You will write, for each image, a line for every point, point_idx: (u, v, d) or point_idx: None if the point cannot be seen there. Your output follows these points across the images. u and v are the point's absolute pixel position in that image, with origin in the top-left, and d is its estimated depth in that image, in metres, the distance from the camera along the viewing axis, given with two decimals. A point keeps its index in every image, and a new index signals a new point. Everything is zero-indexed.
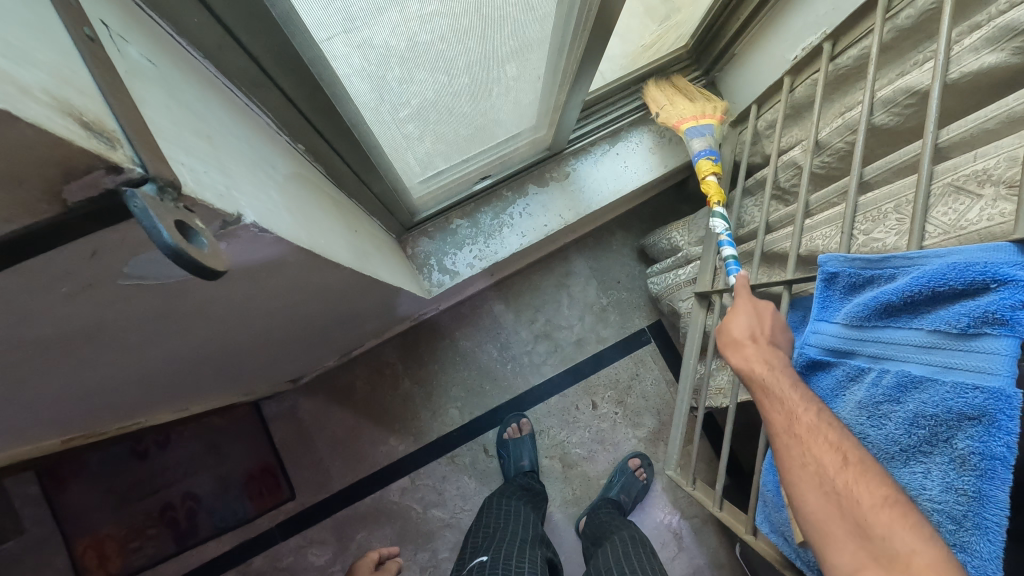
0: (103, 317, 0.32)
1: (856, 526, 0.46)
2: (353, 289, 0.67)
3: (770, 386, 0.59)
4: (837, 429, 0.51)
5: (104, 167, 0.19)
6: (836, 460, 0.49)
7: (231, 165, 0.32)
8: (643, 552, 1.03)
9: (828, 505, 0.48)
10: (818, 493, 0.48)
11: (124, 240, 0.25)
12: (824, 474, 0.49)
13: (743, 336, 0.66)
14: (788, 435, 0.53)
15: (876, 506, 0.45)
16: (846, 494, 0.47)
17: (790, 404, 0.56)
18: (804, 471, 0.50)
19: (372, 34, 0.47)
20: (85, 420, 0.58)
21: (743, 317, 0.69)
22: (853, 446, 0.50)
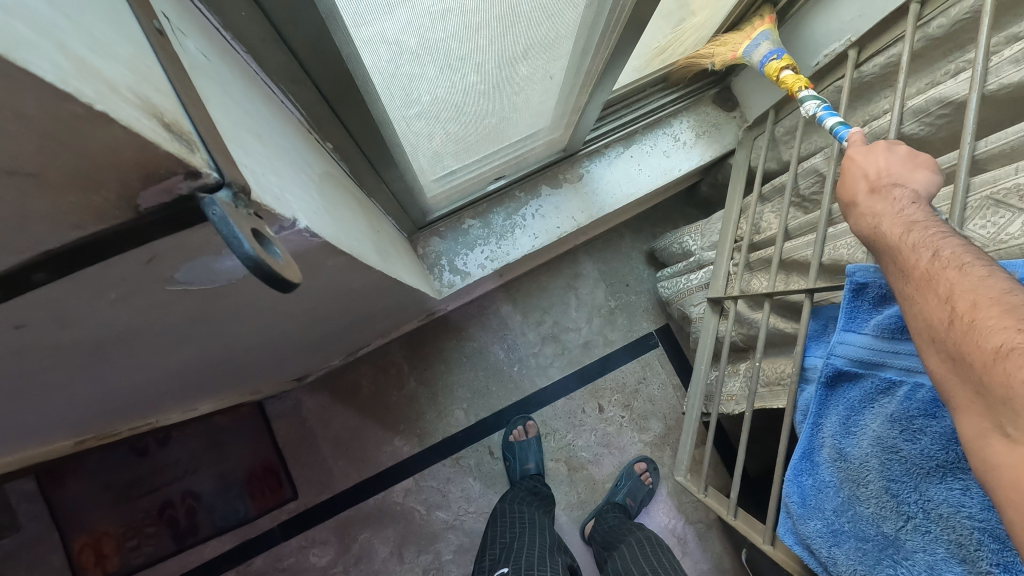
0: (140, 321, 0.31)
1: (976, 390, 0.38)
2: (374, 290, 0.66)
3: (882, 239, 0.51)
4: (954, 271, 0.42)
5: (184, 172, 0.18)
6: (945, 314, 0.41)
7: (280, 166, 0.31)
8: (659, 552, 1.03)
9: (947, 369, 0.41)
10: (940, 357, 0.42)
11: (182, 245, 0.24)
12: (936, 336, 0.42)
13: (857, 185, 0.57)
14: (908, 289, 0.46)
15: (991, 360, 0.36)
16: (958, 353, 0.39)
17: (903, 254, 0.48)
18: (923, 325, 0.43)
19: (387, 27, 0.44)
20: (97, 422, 0.56)
21: (858, 163, 0.58)
22: (976, 284, 0.40)
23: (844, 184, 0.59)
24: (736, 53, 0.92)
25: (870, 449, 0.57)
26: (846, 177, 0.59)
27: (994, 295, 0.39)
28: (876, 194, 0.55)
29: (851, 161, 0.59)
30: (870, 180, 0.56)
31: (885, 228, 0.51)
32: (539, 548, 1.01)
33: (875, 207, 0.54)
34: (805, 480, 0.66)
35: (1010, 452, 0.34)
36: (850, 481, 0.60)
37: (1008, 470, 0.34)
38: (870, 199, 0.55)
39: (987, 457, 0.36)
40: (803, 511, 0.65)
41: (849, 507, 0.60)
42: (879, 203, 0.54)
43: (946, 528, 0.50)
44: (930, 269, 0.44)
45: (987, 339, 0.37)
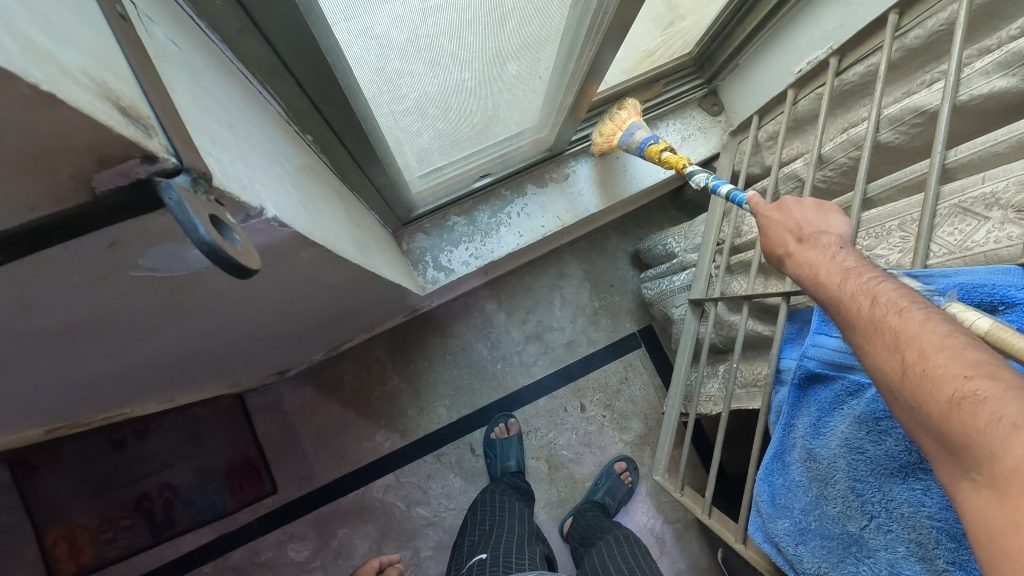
0: (107, 308, 0.31)
1: (936, 438, 0.36)
2: (353, 285, 0.66)
3: (820, 287, 0.52)
4: (896, 317, 0.42)
5: (140, 156, 0.18)
6: (896, 364, 0.40)
7: (250, 155, 0.31)
8: (637, 551, 1.03)
9: (908, 419, 0.39)
10: (899, 408, 0.40)
11: (146, 231, 0.24)
12: (889, 385, 0.41)
13: (784, 238, 0.58)
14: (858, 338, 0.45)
15: (946, 410, 0.35)
16: (911, 402, 0.38)
17: (844, 303, 0.48)
18: (877, 376, 0.42)
19: (373, 24, 0.45)
20: (69, 410, 0.56)
21: (778, 217, 0.60)
22: (920, 330, 0.40)
23: (768, 239, 0.60)
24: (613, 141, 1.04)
25: (837, 450, 0.58)
26: (768, 232, 0.61)
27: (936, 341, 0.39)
28: (806, 243, 0.56)
29: (768, 217, 0.61)
30: (793, 232, 0.58)
31: (822, 274, 0.52)
32: (518, 538, 1.01)
33: (804, 255, 0.55)
34: (775, 480, 0.67)
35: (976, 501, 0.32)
36: (817, 481, 0.61)
37: (975, 518, 0.32)
38: (800, 249, 0.56)
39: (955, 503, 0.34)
40: (772, 509, 0.66)
41: (815, 506, 0.61)
42: (810, 251, 0.55)
43: (906, 527, 0.51)
44: (874, 316, 0.44)
45: (941, 390, 0.36)
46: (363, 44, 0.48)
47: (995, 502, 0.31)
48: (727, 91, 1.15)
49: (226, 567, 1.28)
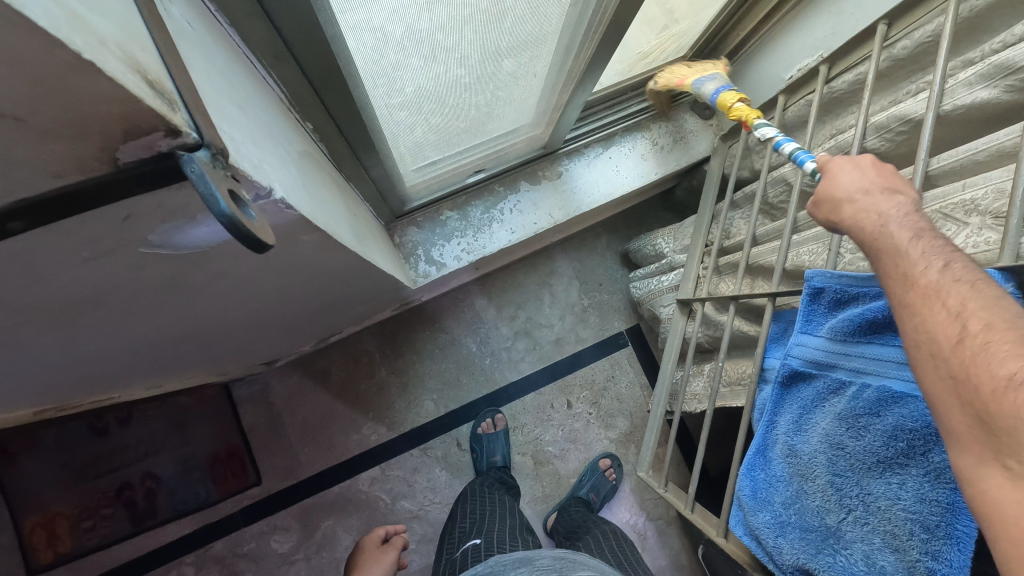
0: (111, 285, 0.31)
1: (975, 420, 0.37)
2: (348, 274, 0.66)
3: (879, 247, 0.48)
4: (967, 286, 0.41)
5: (165, 129, 0.19)
6: (954, 332, 0.40)
7: (258, 137, 0.32)
8: (623, 545, 1.06)
9: (947, 390, 0.40)
10: (938, 379, 0.40)
11: (159, 206, 0.24)
12: (938, 353, 0.40)
13: (848, 185, 0.53)
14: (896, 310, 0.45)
15: (1001, 391, 0.36)
16: (964, 375, 0.38)
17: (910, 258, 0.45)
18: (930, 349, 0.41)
19: (370, 18, 0.46)
20: (59, 392, 0.55)
21: (844, 169, 0.54)
22: (988, 304, 0.39)
23: (829, 182, 0.54)
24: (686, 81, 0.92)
25: (818, 446, 0.60)
26: (829, 177, 0.54)
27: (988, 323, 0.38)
28: (875, 191, 0.51)
29: (830, 167, 0.55)
30: (863, 178, 0.53)
31: (892, 227, 0.48)
32: (508, 526, 1.03)
33: (865, 211, 0.50)
34: (757, 475, 0.69)
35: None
36: (798, 475, 0.62)
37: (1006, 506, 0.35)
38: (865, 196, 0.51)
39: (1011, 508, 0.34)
40: (754, 503, 0.68)
41: (796, 500, 0.62)
42: (880, 202, 0.50)
43: (882, 519, 0.52)
44: (938, 280, 0.42)
45: (1000, 367, 0.36)
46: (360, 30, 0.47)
47: None
48: None
49: (208, 558, 1.28)
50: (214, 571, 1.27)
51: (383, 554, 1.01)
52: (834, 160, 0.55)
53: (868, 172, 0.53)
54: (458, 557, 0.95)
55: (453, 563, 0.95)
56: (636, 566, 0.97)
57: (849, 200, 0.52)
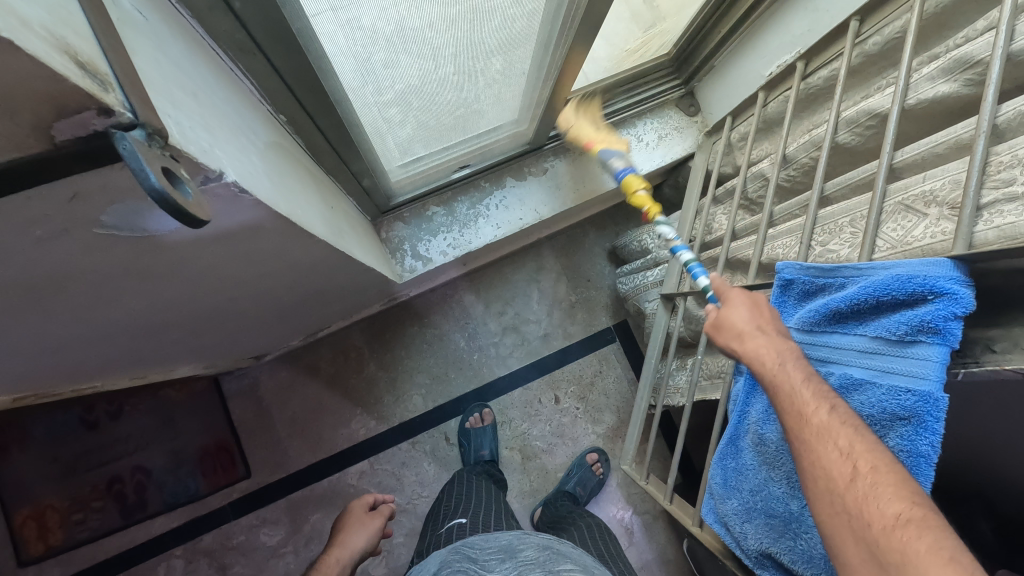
0: (70, 267, 0.32)
1: (866, 553, 0.41)
2: (326, 266, 0.67)
3: (776, 384, 0.51)
4: (851, 429, 0.46)
5: (96, 108, 0.20)
6: (845, 470, 0.44)
7: (214, 125, 0.33)
8: (605, 538, 1.07)
9: (839, 521, 0.43)
10: (829, 511, 0.44)
11: (105, 186, 0.25)
12: (832, 488, 0.44)
13: (742, 322, 0.57)
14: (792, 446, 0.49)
15: (891, 527, 0.40)
16: (856, 511, 0.42)
17: (802, 395, 0.50)
18: (822, 484, 0.45)
19: (358, 15, 0.49)
20: (38, 379, 0.57)
21: (736, 306, 0.59)
22: (869, 446, 0.44)
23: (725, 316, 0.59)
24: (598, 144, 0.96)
25: (785, 434, 0.61)
26: (726, 312, 0.59)
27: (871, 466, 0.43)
28: (765, 330, 0.56)
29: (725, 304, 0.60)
30: (754, 317, 0.57)
31: (788, 365, 0.52)
32: (493, 512, 1.04)
33: (761, 348, 0.54)
34: (728, 463, 0.70)
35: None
36: (766, 463, 0.63)
37: None
38: (757, 334, 0.56)
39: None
40: (725, 491, 0.69)
41: (763, 487, 0.63)
42: (772, 341, 0.55)
43: None
44: (827, 420, 0.47)
45: (887, 508, 0.41)
46: (331, 16, 0.48)
47: None
48: (703, 92, 1.18)
49: (197, 551, 1.29)
50: (204, 564, 1.29)
51: (370, 521, 1.00)
52: (730, 296, 0.60)
53: (758, 311, 0.58)
54: (443, 533, 0.96)
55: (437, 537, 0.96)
56: (616, 559, 0.98)
57: (743, 337, 0.56)
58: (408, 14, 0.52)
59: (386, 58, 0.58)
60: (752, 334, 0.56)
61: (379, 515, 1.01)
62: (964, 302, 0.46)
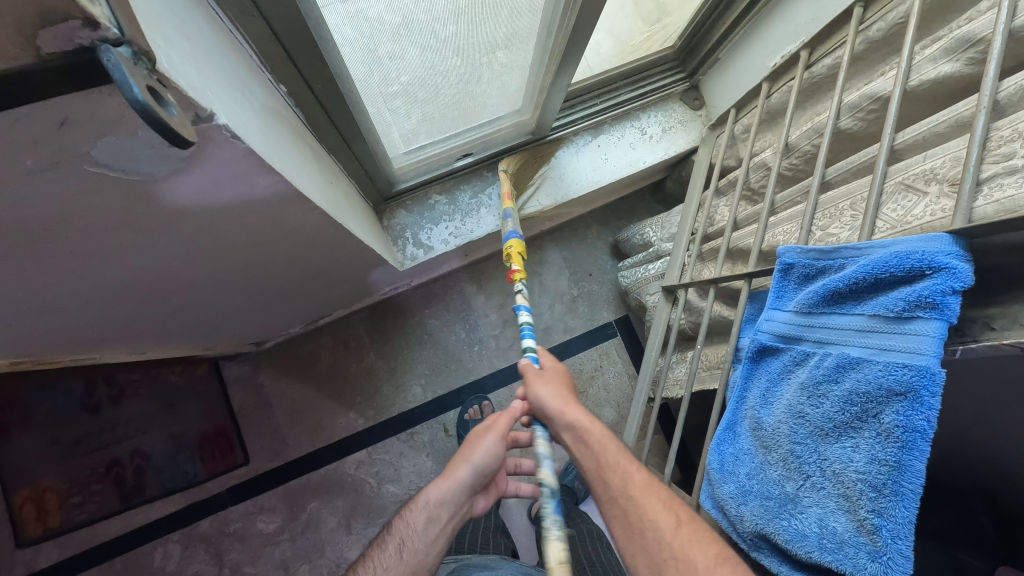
0: (63, 211, 0.33)
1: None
2: (324, 242, 0.68)
3: (601, 449, 0.66)
4: (663, 492, 0.60)
5: (81, 18, 0.21)
6: (668, 521, 0.57)
7: (208, 71, 0.33)
8: (598, 543, 1.05)
9: (665, 562, 0.54)
10: (649, 551, 0.56)
11: (94, 114, 0.26)
12: (660, 537, 0.56)
13: (552, 402, 0.73)
14: (616, 514, 0.61)
15: (711, 565, 0.51)
16: (680, 554, 0.54)
17: (615, 464, 0.64)
18: (645, 532, 0.57)
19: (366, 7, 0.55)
20: (37, 344, 0.58)
21: (543, 389, 0.75)
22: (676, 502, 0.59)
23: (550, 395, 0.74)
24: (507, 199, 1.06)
25: (782, 416, 0.60)
26: (541, 389, 0.75)
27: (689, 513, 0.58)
28: (575, 407, 0.72)
29: (539, 386, 0.76)
30: (558, 398, 0.74)
31: (603, 436, 0.67)
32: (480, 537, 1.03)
33: (583, 417, 0.70)
34: (726, 449, 0.69)
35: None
36: (763, 447, 0.63)
37: None
38: (565, 410, 0.72)
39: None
40: (720, 475, 0.68)
41: (759, 470, 0.62)
42: (582, 417, 0.70)
43: (837, 483, 0.52)
44: (640, 485, 0.61)
45: (699, 556, 0.53)
46: (337, 9, 0.54)
47: None
48: (707, 86, 1.18)
49: (194, 536, 1.30)
50: (200, 550, 1.29)
51: (482, 438, 0.74)
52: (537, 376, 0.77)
53: (559, 392, 0.75)
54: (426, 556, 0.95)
55: None
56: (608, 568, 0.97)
57: (566, 406, 0.72)
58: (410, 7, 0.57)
59: (391, 49, 0.63)
60: (557, 412, 0.72)
61: (496, 430, 0.74)
62: (963, 276, 0.45)
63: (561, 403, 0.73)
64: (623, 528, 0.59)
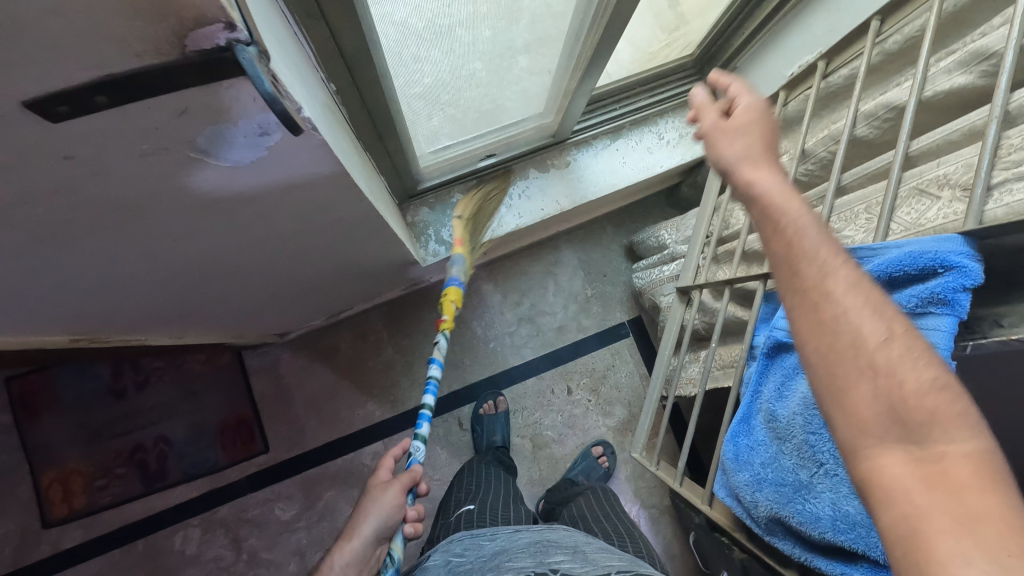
0: (158, 189, 0.37)
1: (887, 410, 0.40)
2: (362, 234, 0.71)
3: (770, 214, 0.51)
4: (866, 296, 0.44)
5: (226, 23, 0.27)
6: (874, 325, 0.43)
7: (288, 68, 0.37)
8: (610, 500, 1.13)
9: (877, 416, 0.40)
10: (846, 364, 0.42)
11: (206, 105, 0.31)
12: (859, 345, 0.42)
13: (732, 151, 0.57)
14: (780, 260, 0.49)
15: (922, 391, 0.40)
16: (882, 365, 0.41)
17: (786, 225, 0.49)
18: (824, 316, 0.44)
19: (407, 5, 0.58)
20: (95, 321, 0.61)
21: (723, 136, 0.58)
22: (881, 304, 0.44)
23: (721, 130, 0.59)
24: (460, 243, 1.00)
25: (796, 408, 0.63)
26: (718, 131, 0.59)
27: (906, 327, 0.42)
28: (761, 161, 0.55)
29: (716, 136, 0.59)
30: (750, 154, 0.56)
31: (784, 191, 0.52)
32: (505, 498, 1.06)
33: (769, 180, 0.53)
34: (741, 441, 0.72)
35: (887, 460, 0.39)
36: (777, 438, 0.66)
37: (900, 494, 0.37)
38: (756, 163, 0.55)
39: (875, 471, 0.39)
40: (735, 465, 0.71)
41: (774, 460, 0.65)
42: (766, 175, 0.54)
43: (850, 469, 0.56)
44: (836, 283, 0.45)
45: (915, 371, 0.41)
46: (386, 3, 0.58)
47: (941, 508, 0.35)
48: None
49: (214, 521, 1.33)
50: (219, 535, 1.32)
51: (384, 492, 0.75)
52: (715, 119, 0.60)
53: (765, 141, 0.57)
54: (453, 521, 0.98)
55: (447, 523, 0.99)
56: (620, 517, 1.04)
57: (748, 161, 0.56)
58: None
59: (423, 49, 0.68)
60: (738, 161, 0.56)
61: (395, 482, 0.75)
62: (973, 274, 0.48)
63: (748, 159, 0.56)
64: (814, 340, 0.44)
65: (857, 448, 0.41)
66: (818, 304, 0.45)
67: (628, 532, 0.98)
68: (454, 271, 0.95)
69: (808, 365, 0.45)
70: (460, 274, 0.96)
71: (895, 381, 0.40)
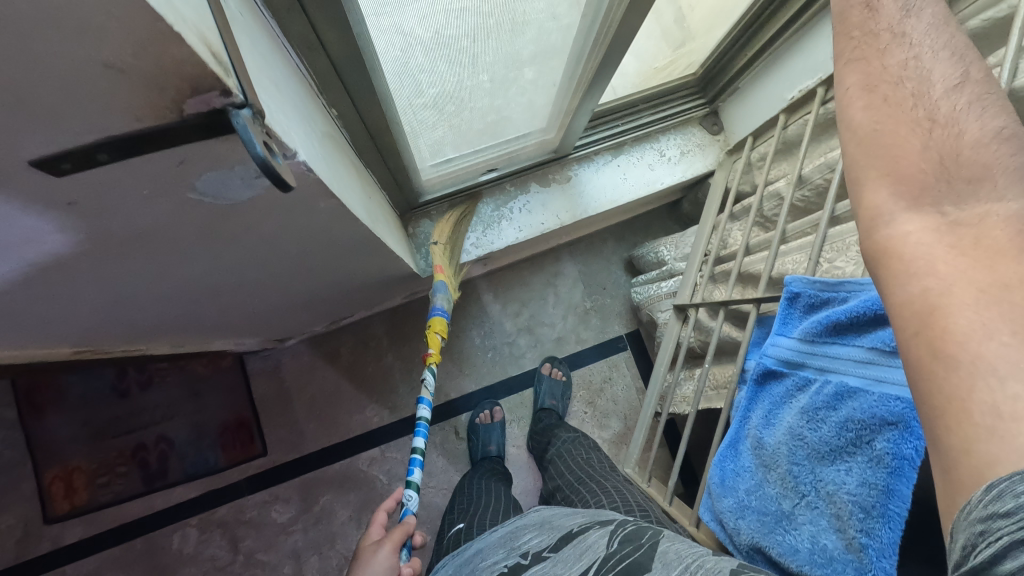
0: (159, 225, 0.38)
1: (934, 171, 0.45)
2: (361, 253, 0.73)
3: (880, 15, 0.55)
4: (945, 55, 0.50)
5: (220, 89, 0.26)
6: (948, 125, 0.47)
7: (287, 111, 0.38)
8: (583, 448, 1.18)
9: (924, 137, 0.47)
10: (910, 138, 0.48)
11: (206, 155, 0.31)
12: (931, 126, 0.48)
13: None
14: (851, 65, 0.55)
15: (976, 145, 0.45)
16: (940, 137, 0.47)
17: (890, 31, 0.54)
18: (899, 105, 0.50)
19: (402, 20, 0.56)
20: (99, 334, 0.63)
21: None
22: (980, 86, 0.48)
23: None
24: (438, 271, 1.07)
25: (782, 438, 0.64)
26: None
27: (982, 75, 0.49)
28: None
29: None
30: None
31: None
32: (496, 509, 1.08)
33: None
34: (728, 465, 0.73)
35: (905, 226, 0.44)
36: (763, 465, 0.66)
37: (916, 240, 0.43)
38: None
39: (896, 236, 0.44)
40: (721, 490, 0.72)
41: (758, 487, 0.66)
42: None
43: (830, 503, 0.56)
44: (942, 86, 0.49)
45: (978, 148, 0.45)
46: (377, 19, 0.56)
47: (957, 264, 0.40)
48: (726, 112, 1.22)
49: (212, 522, 1.35)
50: (217, 535, 1.34)
51: (377, 552, 0.72)
52: None
53: None
54: (450, 541, 1.03)
55: (445, 546, 1.04)
56: (601, 473, 1.06)
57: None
58: (446, 22, 0.59)
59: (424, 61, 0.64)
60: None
61: (387, 540, 0.73)
62: None
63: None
64: (872, 104, 0.51)
65: (880, 217, 0.46)
66: (889, 83, 0.51)
67: (606, 479, 1.04)
68: (438, 302, 1.03)
69: (857, 133, 0.51)
70: (444, 303, 1.04)
71: (948, 141, 0.46)
